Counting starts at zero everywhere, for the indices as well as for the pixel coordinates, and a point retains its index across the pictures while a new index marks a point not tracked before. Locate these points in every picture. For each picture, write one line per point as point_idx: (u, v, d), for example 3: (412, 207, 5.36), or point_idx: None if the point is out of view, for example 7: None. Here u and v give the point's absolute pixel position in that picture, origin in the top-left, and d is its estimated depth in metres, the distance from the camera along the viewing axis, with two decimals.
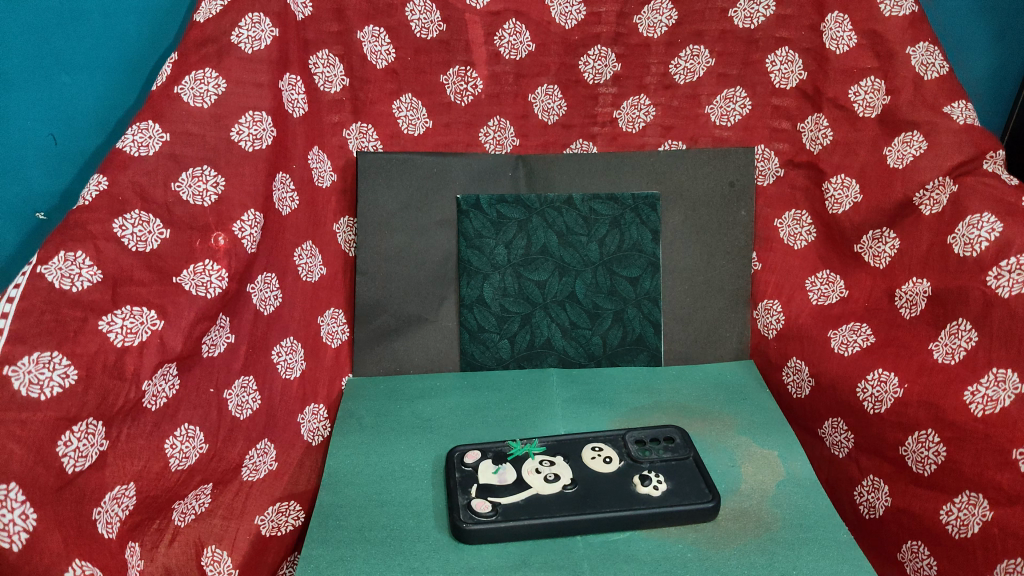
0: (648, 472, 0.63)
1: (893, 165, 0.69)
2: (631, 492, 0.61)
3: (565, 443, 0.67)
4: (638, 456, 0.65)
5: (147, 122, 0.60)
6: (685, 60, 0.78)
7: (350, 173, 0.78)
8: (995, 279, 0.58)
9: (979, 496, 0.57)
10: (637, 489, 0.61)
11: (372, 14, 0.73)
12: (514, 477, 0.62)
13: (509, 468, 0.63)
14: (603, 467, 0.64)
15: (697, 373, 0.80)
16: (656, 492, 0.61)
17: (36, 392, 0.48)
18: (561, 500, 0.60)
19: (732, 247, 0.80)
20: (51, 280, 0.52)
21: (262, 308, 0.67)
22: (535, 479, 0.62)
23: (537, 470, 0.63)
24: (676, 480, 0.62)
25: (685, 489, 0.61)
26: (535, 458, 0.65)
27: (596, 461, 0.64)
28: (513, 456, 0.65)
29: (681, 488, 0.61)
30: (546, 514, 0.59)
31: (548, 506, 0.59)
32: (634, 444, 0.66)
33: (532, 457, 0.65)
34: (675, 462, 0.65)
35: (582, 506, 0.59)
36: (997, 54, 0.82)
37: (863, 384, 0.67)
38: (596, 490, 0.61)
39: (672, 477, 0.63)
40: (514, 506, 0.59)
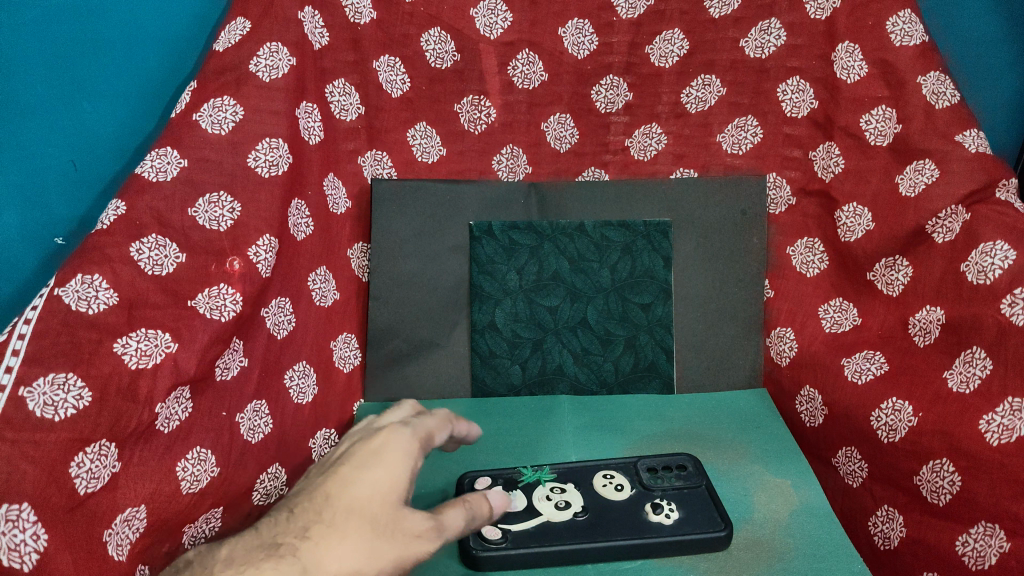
0: (661, 500, 0.62)
1: (905, 193, 0.68)
2: (642, 520, 0.60)
3: (577, 470, 0.67)
4: (650, 483, 0.64)
5: (166, 148, 0.61)
6: (697, 89, 0.79)
7: (365, 200, 0.79)
8: (1009, 306, 0.57)
9: (995, 526, 0.56)
10: (649, 517, 0.61)
11: (388, 44, 0.75)
12: (525, 504, 0.62)
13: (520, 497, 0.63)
14: (615, 495, 0.63)
15: (710, 401, 0.79)
16: (667, 520, 0.60)
17: (50, 414, 0.49)
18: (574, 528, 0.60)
19: (745, 273, 0.80)
20: (68, 302, 0.53)
21: (276, 332, 0.67)
22: (545, 507, 0.62)
23: (547, 496, 0.63)
24: (688, 508, 0.62)
25: (697, 517, 0.61)
26: (548, 486, 0.64)
27: (608, 488, 0.64)
28: (525, 482, 0.65)
29: (693, 516, 0.61)
30: (557, 541, 0.58)
31: (558, 533, 0.59)
32: (645, 472, 0.66)
33: (543, 484, 0.65)
34: (687, 490, 0.64)
35: (595, 533, 0.59)
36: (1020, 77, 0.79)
37: (878, 413, 0.66)
38: (607, 517, 0.61)
39: (684, 504, 0.62)
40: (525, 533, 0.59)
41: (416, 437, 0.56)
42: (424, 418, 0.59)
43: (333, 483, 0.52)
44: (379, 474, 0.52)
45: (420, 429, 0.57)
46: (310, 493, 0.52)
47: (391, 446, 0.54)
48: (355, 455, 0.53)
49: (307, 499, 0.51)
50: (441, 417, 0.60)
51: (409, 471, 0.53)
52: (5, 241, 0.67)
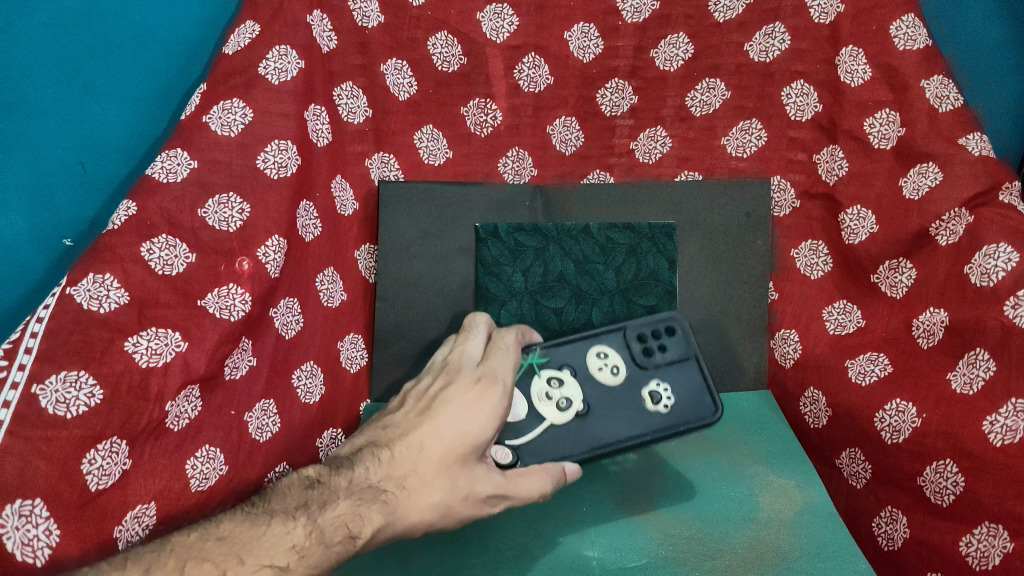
0: (660, 387, 0.64)
1: (909, 196, 0.69)
2: (642, 412, 0.63)
3: (566, 347, 0.66)
4: (642, 361, 0.65)
5: (177, 149, 0.61)
6: (702, 93, 0.80)
7: (371, 202, 0.78)
8: (1012, 308, 0.58)
9: (998, 526, 0.56)
10: (648, 406, 0.63)
11: (395, 47, 0.77)
12: (527, 407, 0.62)
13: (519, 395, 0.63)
14: (612, 379, 0.65)
15: (718, 404, 0.76)
16: (664, 410, 0.63)
17: (63, 411, 0.51)
18: (573, 440, 0.62)
19: (749, 276, 0.79)
20: (80, 301, 0.54)
21: (284, 332, 0.68)
22: (545, 410, 0.62)
23: (547, 394, 0.63)
24: (682, 392, 0.64)
25: (691, 400, 0.64)
26: (549, 386, 0.63)
27: (605, 372, 0.65)
28: (520, 373, 0.64)
29: (686, 399, 0.64)
30: (561, 454, 0.61)
31: (562, 442, 0.62)
32: (637, 343, 0.66)
33: (538, 374, 0.64)
34: (680, 363, 0.66)
35: (596, 442, 0.62)
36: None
37: (881, 414, 0.67)
38: (606, 416, 0.63)
39: (678, 383, 0.65)
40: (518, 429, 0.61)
41: (506, 392, 0.57)
42: (503, 356, 0.60)
43: (426, 432, 0.54)
44: (471, 427, 0.54)
45: (507, 381, 0.58)
46: (403, 442, 0.54)
47: (481, 401, 0.56)
48: (449, 400, 0.56)
49: (404, 439, 0.55)
50: (514, 334, 0.64)
51: (491, 428, 0.55)
52: (10, 242, 0.67)
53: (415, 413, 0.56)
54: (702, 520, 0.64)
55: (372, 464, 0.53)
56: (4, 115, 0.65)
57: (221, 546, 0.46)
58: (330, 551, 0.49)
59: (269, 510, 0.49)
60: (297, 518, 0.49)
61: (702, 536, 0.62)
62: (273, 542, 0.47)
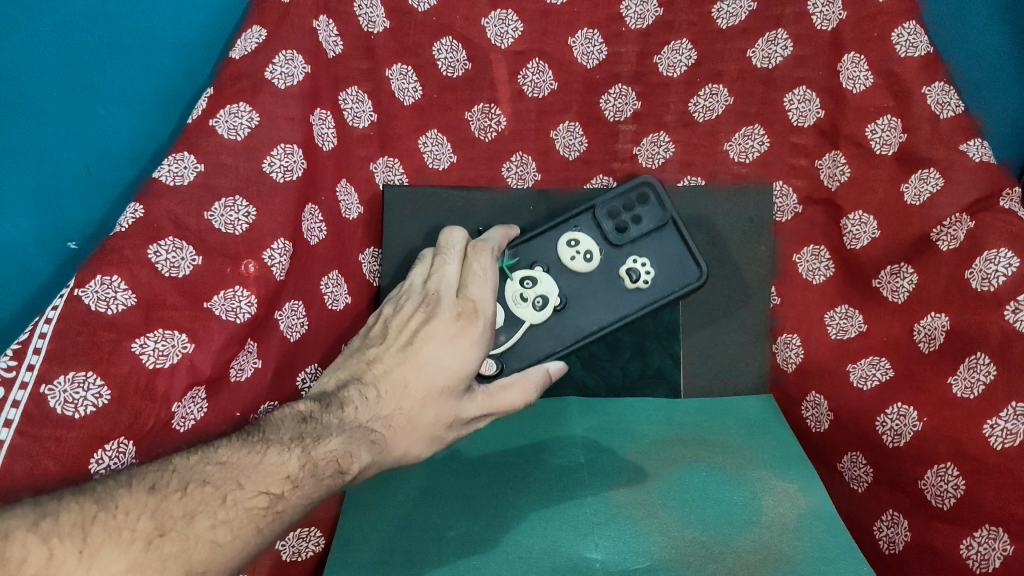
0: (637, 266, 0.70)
1: (910, 202, 0.69)
2: (621, 289, 0.71)
3: (537, 246, 0.72)
4: (617, 241, 0.72)
5: (183, 153, 0.62)
6: (705, 99, 0.80)
7: (377, 206, 0.79)
8: (1012, 313, 0.59)
9: (999, 529, 0.57)
10: (626, 285, 0.70)
11: (400, 52, 0.77)
12: (506, 312, 0.69)
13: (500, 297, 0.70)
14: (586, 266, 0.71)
15: (719, 407, 0.76)
16: (644, 283, 0.70)
17: (71, 410, 0.52)
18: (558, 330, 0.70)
19: (752, 280, 0.79)
20: (88, 303, 0.55)
21: (290, 335, 0.68)
22: (523, 309, 0.69)
23: (523, 297, 0.69)
24: (659, 261, 0.71)
25: (668, 270, 0.71)
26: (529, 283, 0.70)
27: (578, 261, 0.71)
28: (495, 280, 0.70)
29: (665, 267, 0.71)
30: (547, 349, 0.69)
31: (544, 338, 0.70)
32: (609, 223, 0.72)
33: (513, 278, 0.70)
34: (656, 234, 0.72)
35: (577, 331, 0.70)
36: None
37: (882, 418, 0.67)
38: (582, 304, 0.71)
39: (656, 258, 0.72)
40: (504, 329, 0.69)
41: (488, 327, 0.60)
42: (486, 286, 0.62)
43: (410, 368, 0.57)
44: (453, 368, 0.58)
45: (488, 318, 0.60)
46: (388, 377, 0.57)
47: (462, 338, 0.58)
48: (432, 334, 0.58)
49: (390, 373, 0.58)
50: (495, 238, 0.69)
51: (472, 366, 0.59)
52: (11, 242, 0.68)
53: (397, 346, 0.59)
54: (705, 524, 0.64)
55: (360, 404, 0.56)
56: (6, 118, 0.67)
57: (221, 473, 0.49)
58: (322, 484, 0.52)
59: (265, 438, 0.52)
60: (292, 447, 0.52)
61: (705, 540, 0.63)
62: (270, 470, 0.50)
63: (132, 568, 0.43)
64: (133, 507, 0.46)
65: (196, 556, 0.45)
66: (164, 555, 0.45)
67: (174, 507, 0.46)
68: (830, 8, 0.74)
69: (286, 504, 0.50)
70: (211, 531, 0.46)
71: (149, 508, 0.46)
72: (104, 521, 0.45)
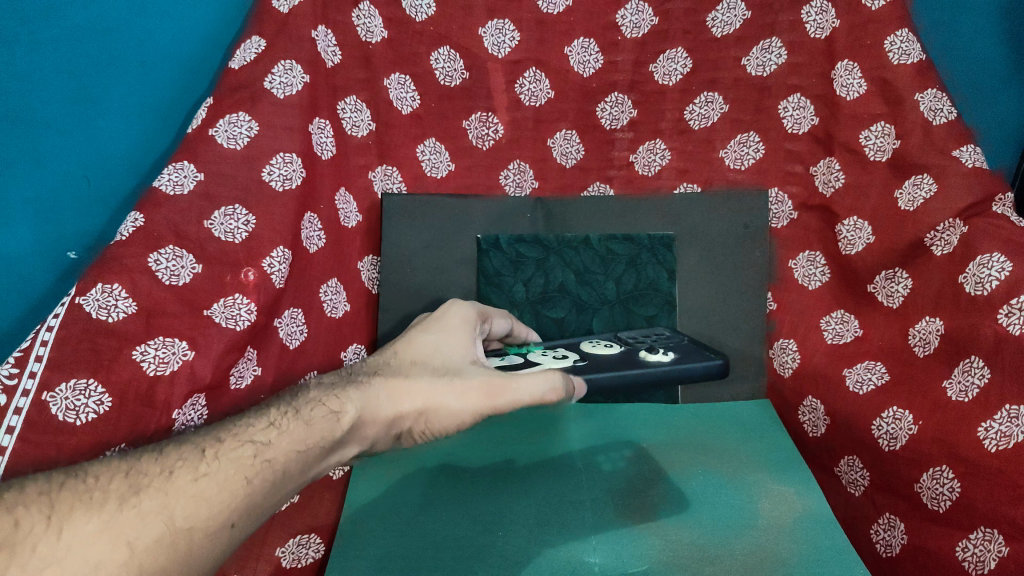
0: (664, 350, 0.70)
1: (904, 208, 0.70)
2: (640, 360, 0.69)
3: (560, 345, 0.73)
4: (634, 343, 0.73)
5: (183, 161, 0.62)
6: (701, 106, 0.81)
7: (376, 214, 0.79)
8: (1006, 317, 0.59)
9: (993, 531, 0.57)
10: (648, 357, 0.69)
11: (399, 62, 0.78)
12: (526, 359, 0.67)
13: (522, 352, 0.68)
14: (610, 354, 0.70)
15: (712, 411, 0.78)
16: (664, 357, 0.69)
17: (72, 417, 0.53)
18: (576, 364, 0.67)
19: (748, 286, 0.80)
20: (89, 310, 0.56)
21: (289, 342, 0.69)
22: (542, 357, 0.67)
23: (544, 354, 0.68)
24: (681, 351, 0.71)
25: (690, 354, 0.70)
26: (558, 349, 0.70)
27: (598, 347, 0.71)
28: (515, 352, 0.70)
29: (685, 353, 0.70)
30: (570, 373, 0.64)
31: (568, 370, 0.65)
32: (625, 338, 0.74)
33: (533, 350, 0.70)
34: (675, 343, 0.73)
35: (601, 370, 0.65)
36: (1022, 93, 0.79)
37: (879, 422, 0.67)
38: (604, 364, 0.68)
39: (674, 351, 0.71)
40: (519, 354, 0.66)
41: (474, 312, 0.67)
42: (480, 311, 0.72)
43: (400, 347, 0.62)
44: (442, 335, 0.62)
45: (472, 307, 0.68)
46: (379, 357, 0.61)
47: (448, 318, 0.65)
48: (421, 325, 0.65)
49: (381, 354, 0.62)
50: (501, 312, 0.72)
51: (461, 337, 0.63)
52: (9, 257, 0.67)
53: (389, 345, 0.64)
54: (702, 527, 0.64)
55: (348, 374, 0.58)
56: (5, 128, 0.66)
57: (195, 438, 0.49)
58: (314, 429, 0.51)
59: (245, 415, 0.53)
60: (276, 411, 0.52)
61: (703, 542, 0.62)
62: (251, 428, 0.50)
63: (103, 526, 0.40)
64: (104, 475, 0.45)
65: (178, 509, 0.42)
66: (141, 509, 0.42)
67: (147, 471, 0.45)
68: (824, 17, 0.74)
69: (273, 451, 0.49)
70: (193, 482, 0.44)
71: (121, 471, 0.45)
72: (73, 487, 0.43)
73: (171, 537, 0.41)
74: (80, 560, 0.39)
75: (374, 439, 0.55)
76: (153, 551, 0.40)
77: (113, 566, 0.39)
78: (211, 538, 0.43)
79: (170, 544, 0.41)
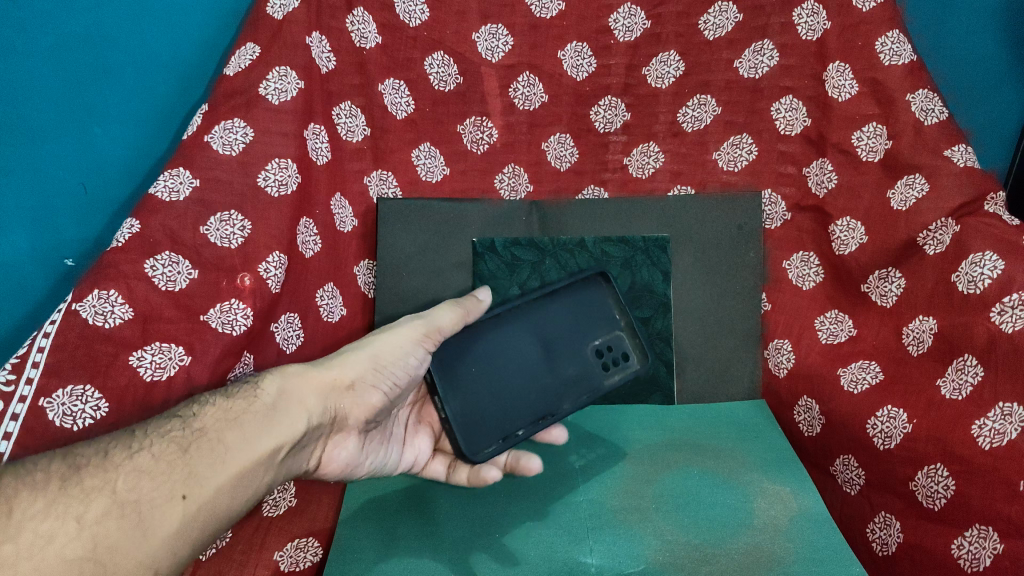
0: (599, 344, 0.68)
1: (897, 207, 0.70)
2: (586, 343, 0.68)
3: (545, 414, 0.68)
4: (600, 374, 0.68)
5: (179, 168, 0.63)
6: (694, 109, 0.82)
7: (371, 218, 0.80)
8: (999, 315, 0.59)
9: (988, 529, 0.57)
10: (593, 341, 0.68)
11: (392, 67, 0.78)
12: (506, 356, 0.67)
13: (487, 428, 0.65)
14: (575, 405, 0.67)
15: (710, 413, 0.77)
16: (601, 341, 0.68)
17: (69, 423, 0.54)
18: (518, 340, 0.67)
19: (742, 287, 0.80)
20: (86, 316, 0.56)
21: (285, 347, 0.69)
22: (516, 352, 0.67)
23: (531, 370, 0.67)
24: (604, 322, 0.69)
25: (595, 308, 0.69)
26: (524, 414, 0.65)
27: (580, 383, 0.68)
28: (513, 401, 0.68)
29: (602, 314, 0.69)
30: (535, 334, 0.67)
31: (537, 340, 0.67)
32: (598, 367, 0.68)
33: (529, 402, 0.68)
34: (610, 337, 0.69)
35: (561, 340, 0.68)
36: (1018, 88, 0.79)
37: (873, 420, 0.68)
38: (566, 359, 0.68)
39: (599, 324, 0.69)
40: (477, 398, 0.65)
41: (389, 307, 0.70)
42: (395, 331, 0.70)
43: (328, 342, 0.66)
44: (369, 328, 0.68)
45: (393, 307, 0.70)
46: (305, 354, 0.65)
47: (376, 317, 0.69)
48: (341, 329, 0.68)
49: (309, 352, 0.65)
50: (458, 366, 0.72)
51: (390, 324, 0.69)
52: (8, 263, 0.68)
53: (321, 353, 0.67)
54: (698, 527, 0.64)
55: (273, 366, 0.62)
56: (5, 140, 0.66)
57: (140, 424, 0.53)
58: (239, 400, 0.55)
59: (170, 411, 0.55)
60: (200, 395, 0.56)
61: (700, 543, 0.63)
62: (176, 411, 0.54)
63: (49, 506, 0.45)
64: (42, 458, 0.47)
65: (119, 485, 0.47)
66: (84, 487, 0.46)
67: (84, 451, 0.48)
68: (816, 19, 0.75)
69: (202, 421, 0.53)
70: (129, 459, 0.49)
71: (57, 455, 0.48)
72: (16, 468, 0.46)
73: (117, 509, 0.46)
74: (33, 537, 0.44)
75: (314, 408, 0.59)
76: (101, 525, 0.46)
77: (69, 540, 0.45)
78: (163, 511, 0.48)
79: (118, 516, 0.46)
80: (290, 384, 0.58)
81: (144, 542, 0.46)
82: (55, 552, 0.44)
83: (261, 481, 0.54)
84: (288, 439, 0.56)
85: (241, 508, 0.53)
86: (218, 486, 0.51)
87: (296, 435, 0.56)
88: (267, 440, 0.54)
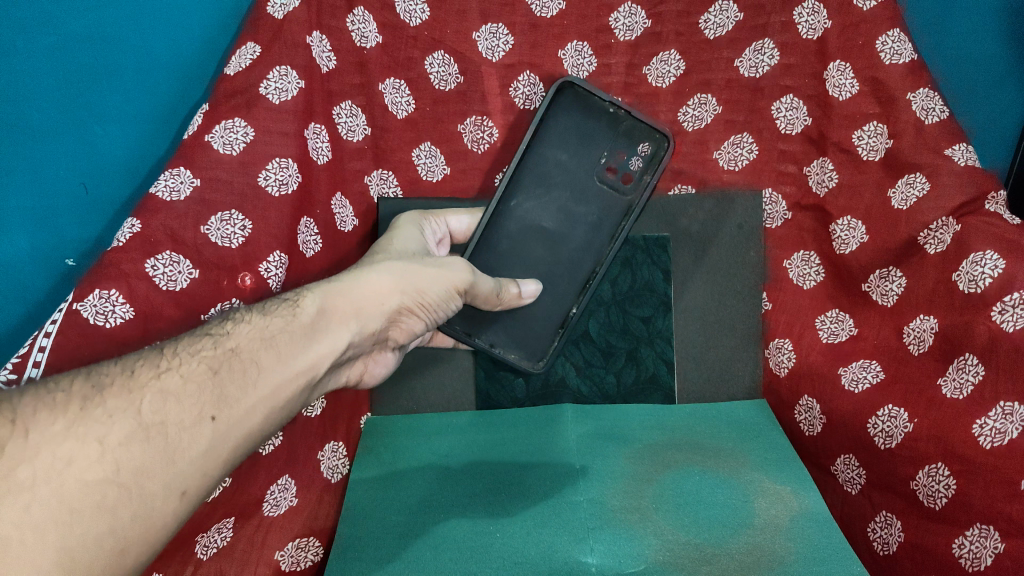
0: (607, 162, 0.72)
1: (897, 207, 0.70)
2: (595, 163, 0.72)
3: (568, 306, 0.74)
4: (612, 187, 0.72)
5: (179, 168, 0.63)
6: (694, 108, 0.82)
7: (372, 217, 0.80)
8: (1000, 314, 0.59)
9: (990, 528, 0.57)
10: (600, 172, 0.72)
11: (393, 67, 0.79)
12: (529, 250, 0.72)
13: (545, 322, 0.73)
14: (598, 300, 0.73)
15: (709, 412, 0.77)
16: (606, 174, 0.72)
17: None
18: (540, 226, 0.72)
19: (743, 286, 0.80)
20: (86, 316, 0.55)
21: None
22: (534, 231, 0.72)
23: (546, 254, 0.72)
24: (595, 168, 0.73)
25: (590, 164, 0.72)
26: (571, 289, 0.72)
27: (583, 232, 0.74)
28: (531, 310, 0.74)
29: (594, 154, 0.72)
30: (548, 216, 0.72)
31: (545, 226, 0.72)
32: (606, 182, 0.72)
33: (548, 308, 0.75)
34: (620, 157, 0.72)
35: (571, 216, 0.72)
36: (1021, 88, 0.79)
37: (874, 420, 0.68)
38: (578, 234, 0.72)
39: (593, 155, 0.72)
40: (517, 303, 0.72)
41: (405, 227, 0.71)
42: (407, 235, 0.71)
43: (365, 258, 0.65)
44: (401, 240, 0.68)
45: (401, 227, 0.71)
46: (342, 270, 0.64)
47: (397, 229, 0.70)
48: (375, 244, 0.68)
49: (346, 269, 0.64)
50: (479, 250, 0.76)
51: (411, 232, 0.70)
52: (9, 264, 0.67)
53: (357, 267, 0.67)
54: (698, 527, 0.64)
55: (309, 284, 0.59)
56: (5, 137, 0.66)
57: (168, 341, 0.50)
58: (272, 318, 0.52)
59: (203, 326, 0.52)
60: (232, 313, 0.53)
61: (700, 542, 0.63)
62: (207, 329, 0.51)
63: (70, 427, 0.41)
64: (63, 378, 0.44)
65: (145, 406, 0.43)
66: (107, 408, 0.42)
67: (109, 371, 0.45)
68: (816, 17, 0.75)
69: (234, 340, 0.50)
70: (156, 379, 0.45)
71: (81, 373, 0.44)
72: (35, 390, 0.42)
73: (142, 431, 0.42)
74: (51, 459, 0.39)
75: (354, 328, 0.55)
76: (125, 448, 0.41)
77: (89, 464, 0.40)
78: (190, 433, 0.44)
79: (143, 439, 0.42)
80: (331, 302, 0.55)
81: (170, 465, 0.42)
82: (74, 475, 0.39)
83: (293, 400, 0.51)
84: (325, 360, 0.53)
85: (274, 428, 0.50)
86: (247, 406, 0.47)
87: (333, 355, 0.53)
88: (301, 360, 0.51)
